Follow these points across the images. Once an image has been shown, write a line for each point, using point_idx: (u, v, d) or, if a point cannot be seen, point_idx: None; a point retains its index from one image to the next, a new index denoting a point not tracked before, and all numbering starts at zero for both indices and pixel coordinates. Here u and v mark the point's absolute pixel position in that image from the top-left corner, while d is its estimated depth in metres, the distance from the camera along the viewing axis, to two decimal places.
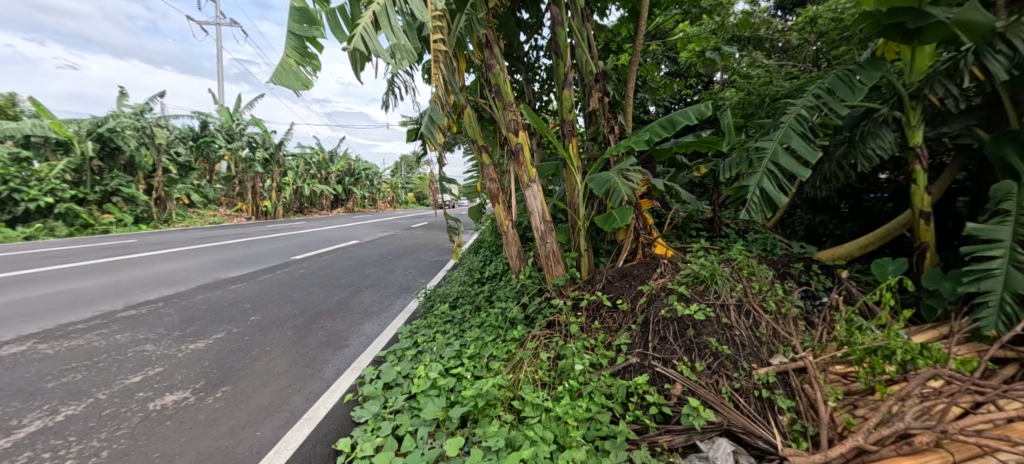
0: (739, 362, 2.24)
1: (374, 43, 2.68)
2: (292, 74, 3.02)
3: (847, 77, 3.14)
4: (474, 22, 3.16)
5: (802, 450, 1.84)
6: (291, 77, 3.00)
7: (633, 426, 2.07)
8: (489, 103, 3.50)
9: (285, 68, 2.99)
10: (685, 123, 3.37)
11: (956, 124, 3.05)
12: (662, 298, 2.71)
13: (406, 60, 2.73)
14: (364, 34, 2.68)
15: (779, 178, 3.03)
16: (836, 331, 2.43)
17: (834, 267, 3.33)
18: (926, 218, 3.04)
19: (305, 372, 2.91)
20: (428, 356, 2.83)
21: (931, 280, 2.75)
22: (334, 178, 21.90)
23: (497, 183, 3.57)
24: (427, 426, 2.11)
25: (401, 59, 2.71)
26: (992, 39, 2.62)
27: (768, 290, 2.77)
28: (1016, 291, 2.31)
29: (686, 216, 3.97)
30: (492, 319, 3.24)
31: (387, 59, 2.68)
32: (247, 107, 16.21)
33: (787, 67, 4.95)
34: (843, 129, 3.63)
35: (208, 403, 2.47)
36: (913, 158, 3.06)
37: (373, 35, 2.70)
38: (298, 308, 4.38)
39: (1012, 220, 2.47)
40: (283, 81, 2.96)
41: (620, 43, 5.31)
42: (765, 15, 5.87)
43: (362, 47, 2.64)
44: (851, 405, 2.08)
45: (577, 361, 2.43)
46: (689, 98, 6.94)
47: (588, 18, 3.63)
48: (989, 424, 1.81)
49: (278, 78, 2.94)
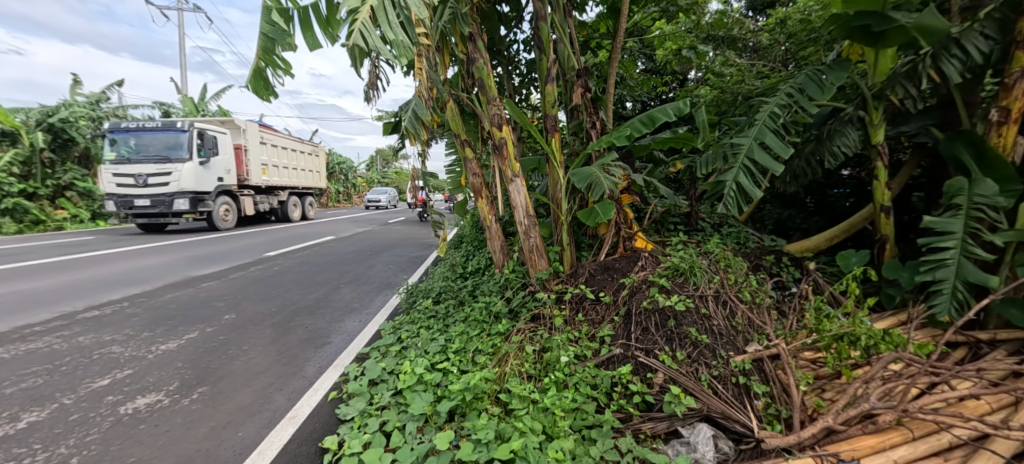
0: (716, 350, 2.33)
1: (374, 38, 2.58)
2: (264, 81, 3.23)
3: (816, 77, 3.27)
4: (458, 17, 3.09)
5: (776, 432, 1.94)
6: (262, 86, 3.23)
7: (618, 415, 2.14)
8: (472, 97, 3.48)
9: (258, 75, 3.16)
10: (664, 119, 3.43)
11: (915, 124, 3.25)
12: (643, 290, 2.77)
13: (405, 58, 2.63)
14: (364, 28, 2.52)
15: (753, 174, 3.14)
16: (806, 319, 2.56)
17: (802, 259, 3.49)
18: (887, 212, 3.21)
19: (286, 371, 2.84)
20: (413, 351, 2.81)
21: (891, 270, 2.96)
22: None
23: (480, 177, 3.56)
24: (415, 421, 2.10)
25: (401, 57, 2.60)
26: (948, 43, 2.81)
27: (743, 280, 2.89)
28: (966, 280, 2.51)
29: (664, 211, 4.08)
30: (476, 313, 3.25)
31: (388, 56, 2.57)
32: (214, 98, 15.64)
33: (758, 66, 5.15)
34: (812, 127, 3.81)
35: (184, 405, 2.38)
36: (875, 155, 3.22)
37: (373, 31, 2.56)
38: (275, 306, 4.25)
39: (964, 213, 2.67)
40: (254, 88, 3.20)
41: (599, 39, 5.38)
42: (737, 15, 6.10)
43: (363, 44, 2.48)
44: (820, 389, 2.22)
45: (564, 353, 2.47)
46: (665, 94, 7.04)
47: (570, 13, 3.67)
48: (944, 402, 1.96)
49: (251, 85, 3.17)
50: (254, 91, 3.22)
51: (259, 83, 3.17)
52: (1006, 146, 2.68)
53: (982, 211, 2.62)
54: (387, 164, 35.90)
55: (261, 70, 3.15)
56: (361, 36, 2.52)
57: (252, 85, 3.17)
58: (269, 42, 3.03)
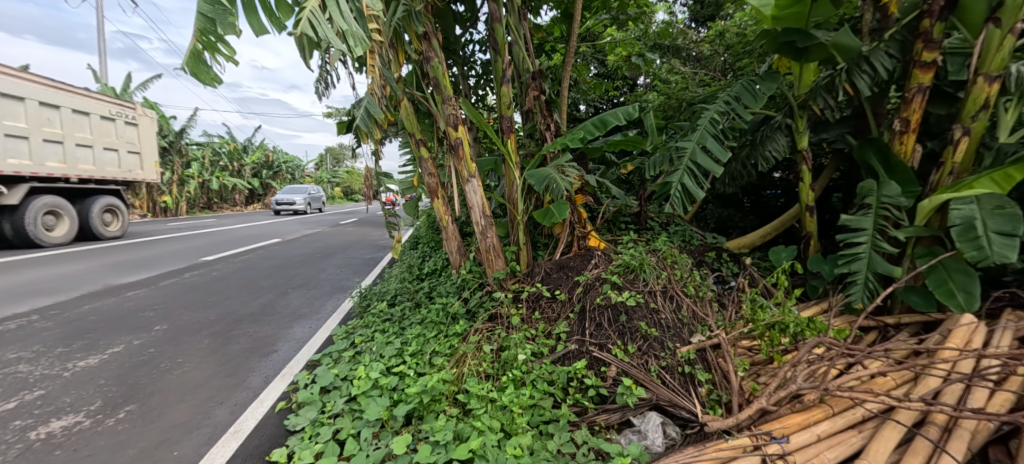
0: (665, 342, 2.46)
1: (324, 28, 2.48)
2: (205, 66, 3.00)
3: (751, 86, 3.53)
4: (411, 14, 3.03)
5: (718, 415, 2.09)
6: (203, 70, 2.99)
7: (573, 409, 2.21)
8: (428, 96, 3.43)
9: (198, 58, 2.92)
10: (615, 123, 3.56)
11: (834, 132, 3.61)
12: (597, 287, 2.86)
13: (359, 48, 2.56)
14: (313, 16, 2.42)
15: (697, 175, 3.35)
16: (743, 311, 2.77)
17: (740, 255, 3.77)
18: (811, 211, 3.54)
19: (228, 383, 2.66)
20: (367, 356, 2.73)
21: (815, 263, 3.28)
22: (249, 170, 19.76)
23: (436, 177, 3.52)
24: (371, 427, 2.05)
25: (354, 46, 2.53)
26: (859, 61, 3.15)
27: (688, 276, 3.07)
28: (875, 272, 2.85)
29: (616, 211, 4.25)
30: (433, 315, 3.21)
31: (338, 45, 2.47)
32: (140, 89, 14.31)
33: (701, 75, 5.50)
34: (747, 132, 4.12)
35: (109, 426, 2.17)
36: (801, 159, 3.55)
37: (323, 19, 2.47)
38: (214, 314, 3.96)
39: (873, 212, 3.02)
40: (194, 72, 2.96)
41: (554, 43, 5.50)
42: (681, 25, 6.47)
43: (311, 33, 2.38)
44: (755, 374, 2.41)
45: (521, 351, 2.51)
46: (617, 98, 7.30)
47: (525, 16, 3.71)
48: (858, 380, 2.20)
49: (189, 68, 2.92)
50: (193, 76, 2.98)
51: (198, 66, 2.93)
52: (906, 153, 3.05)
53: (888, 211, 2.97)
54: (337, 163, 34.48)
55: (199, 53, 2.89)
56: (309, 25, 2.42)
57: (190, 70, 2.93)
58: (208, 22, 2.77)
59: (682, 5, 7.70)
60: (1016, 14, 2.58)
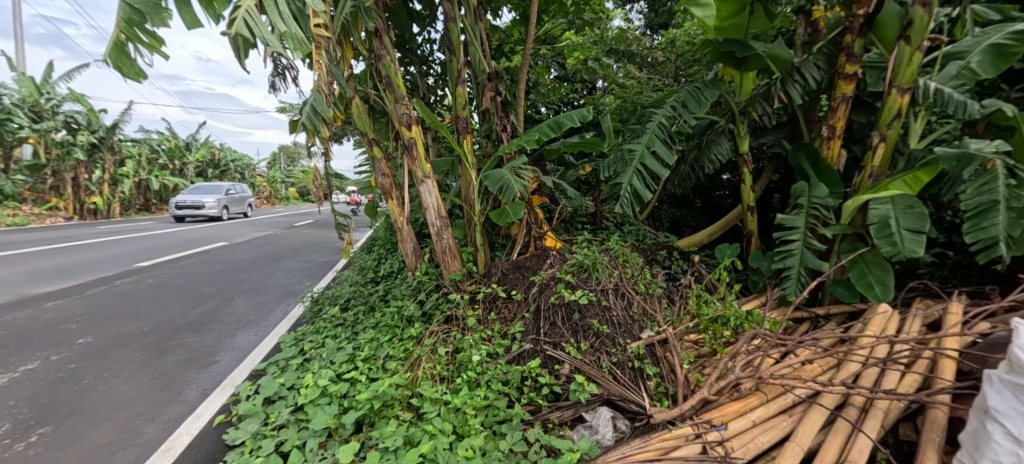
0: (616, 339, 2.54)
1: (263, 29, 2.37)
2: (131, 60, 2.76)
3: (696, 93, 3.71)
4: (360, 10, 2.94)
5: (664, 407, 2.18)
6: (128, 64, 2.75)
7: (527, 408, 2.24)
8: (382, 95, 3.34)
9: (121, 51, 2.68)
10: (570, 125, 3.63)
11: (771, 137, 3.87)
12: (551, 287, 2.90)
13: (299, 51, 2.45)
14: (249, 15, 2.32)
15: (646, 178, 3.49)
16: (689, 306, 2.91)
17: (689, 253, 3.95)
18: (752, 211, 3.77)
19: (161, 398, 2.48)
20: (316, 363, 2.63)
21: (756, 260, 3.49)
22: (193, 169, 18.49)
23: (390, 178, 3.45)
24: (317, 436, 1.98)
25: (292, 49, 2.42)
26: (792, 71, 3.39)
27: (639, 274, 3.18)
28: (807, 267, 3.07)
29: (572, 211, 4.33)
30: (387, 319, 3.13)
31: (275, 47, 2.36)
32: (64, 79, 13.05)
33: (654, 80, 5.71)
34: (694, 136, 4.34)
35: (18, 451, 1.96)
36: (742, 163, 3.77)
37: (259, 19, 2.36)
38: (148, 324, 3.67)
39: (805, 212, 3.26)
40: (117, 66, 2.71)
41: (512, 45, 5.52)
42: (637, 32, 6.69)
43: (246, 33, 2.27)
44: (700, 366, 2.53)
45: (475, 353, 2.51)
46: (577, 101, 7.44)
47: (481, 17, 3.70)
48: (790, 368, 2.36)
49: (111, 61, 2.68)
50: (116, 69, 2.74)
51: (121, 59, 2.68)
52: (833, 157, 3.31)
53: (818, 210, 3.22)
54: (292, 162, 32.96)
55: (122, 45, 2.65)
56: (245, 24, 2.31)
57: (113, 63, 2.69)
58: (134, 12, 2.58)
59: (638, 13, 7.96)
60: (922, 34, 2.86)
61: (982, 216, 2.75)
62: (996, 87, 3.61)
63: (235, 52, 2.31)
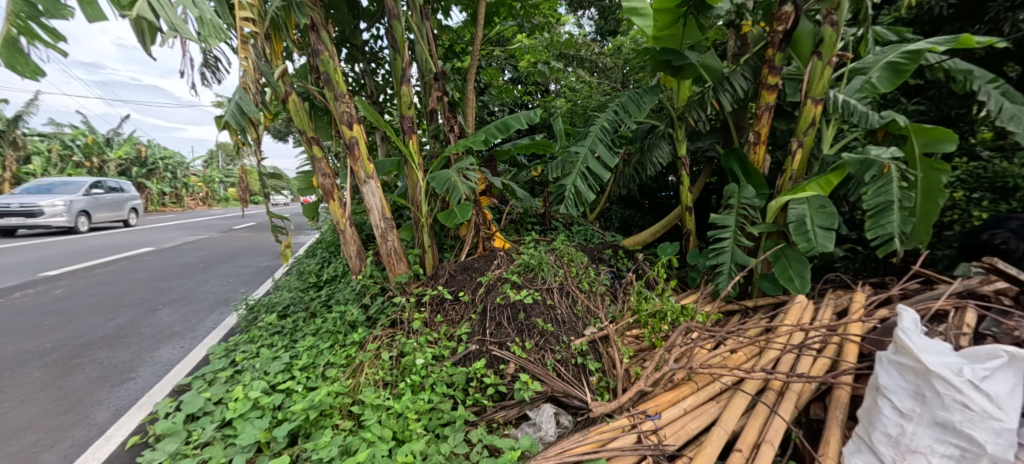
0: (560, 336, 2.60)
1: (169, 13, 2.19)
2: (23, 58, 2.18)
3: (637, 98, 3.88)
4: (292, 4, 2.83)
5: (605, 400, 2.25)
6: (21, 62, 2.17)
7: (472, 409, 2.24)
8: (322, 92, 3.22)
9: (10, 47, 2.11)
10: (517, 127, 3.66)
11: (706, 141, 4.12)
12: (498, 287, 2.92)
13: (214, 38, 2.31)
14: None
15: (589, 179, 3.61)
16: (630, 303, 3.03)
17: (633, 251, 4.12)
18: (689, 211, 3.99)
19: (63, 422, 2.23)
20: (249, 374, 2.48)
21: (694, 257, 3.70)
22: (115, 167, 16.80)
23: (332, 178, 3.32)
24: (245, 452, 1.86)
25: (208, 36, 2.28)
26: (723, 80, 3.62)
27: (583, 273, 3.28)
28: (738, 262, 3.30)
29: (521, 212, 4.38)
30: (329, 324, 3.01)
31: (188, 34, 2.20)
32: None
33: (602, 85, 5.90)
34: (636, 139, 4.53)
35: None
36: (680, 165, 3.98)
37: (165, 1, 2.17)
38: (53, 340, 3.29)
39: (735, 211, 3.49)
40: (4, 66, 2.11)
41: (463, 46, 5.50)
42: (586, 37, 6.87)
43: (151, 17, 2.06)
44: (640, 359, 2.64)
45: (420, 356, 2.46)
46: (530, 103, 7.53)
47: (428, 16, 3.65)
48: (719, 358, 2.52)
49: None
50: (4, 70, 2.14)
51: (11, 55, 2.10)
52: (758, 161, 3.58)
53: (745, 210, 3.47)
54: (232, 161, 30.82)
55: (11, 38, 2.10)
56: (149, 9, 2.10)
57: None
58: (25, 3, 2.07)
59: (588, 19, 8.18)
60: (831, 49, 3.16)
61: (880, 214, 3.08)
62: (894, 100, 4.06)
63: (139, 35, 2.11)
